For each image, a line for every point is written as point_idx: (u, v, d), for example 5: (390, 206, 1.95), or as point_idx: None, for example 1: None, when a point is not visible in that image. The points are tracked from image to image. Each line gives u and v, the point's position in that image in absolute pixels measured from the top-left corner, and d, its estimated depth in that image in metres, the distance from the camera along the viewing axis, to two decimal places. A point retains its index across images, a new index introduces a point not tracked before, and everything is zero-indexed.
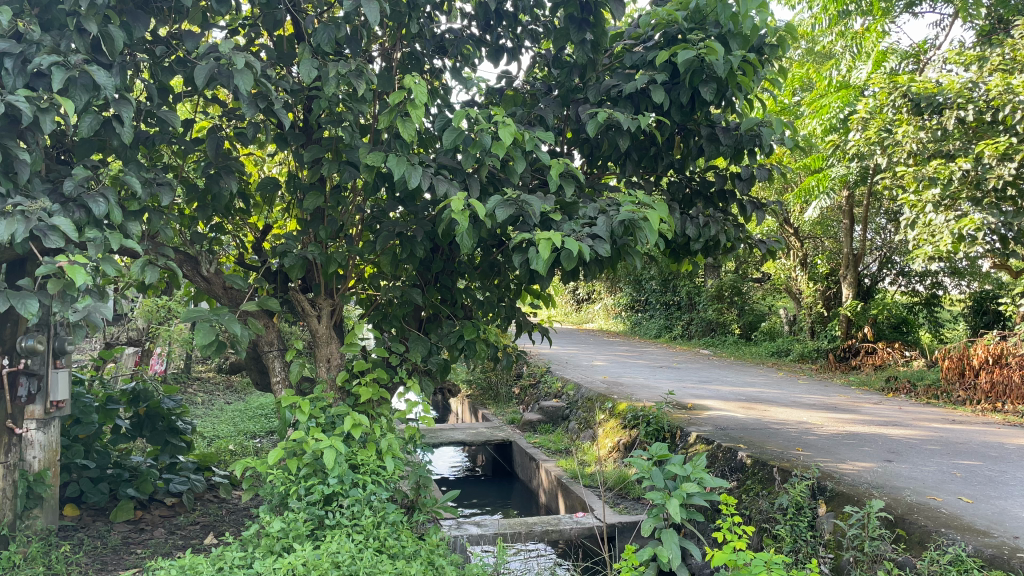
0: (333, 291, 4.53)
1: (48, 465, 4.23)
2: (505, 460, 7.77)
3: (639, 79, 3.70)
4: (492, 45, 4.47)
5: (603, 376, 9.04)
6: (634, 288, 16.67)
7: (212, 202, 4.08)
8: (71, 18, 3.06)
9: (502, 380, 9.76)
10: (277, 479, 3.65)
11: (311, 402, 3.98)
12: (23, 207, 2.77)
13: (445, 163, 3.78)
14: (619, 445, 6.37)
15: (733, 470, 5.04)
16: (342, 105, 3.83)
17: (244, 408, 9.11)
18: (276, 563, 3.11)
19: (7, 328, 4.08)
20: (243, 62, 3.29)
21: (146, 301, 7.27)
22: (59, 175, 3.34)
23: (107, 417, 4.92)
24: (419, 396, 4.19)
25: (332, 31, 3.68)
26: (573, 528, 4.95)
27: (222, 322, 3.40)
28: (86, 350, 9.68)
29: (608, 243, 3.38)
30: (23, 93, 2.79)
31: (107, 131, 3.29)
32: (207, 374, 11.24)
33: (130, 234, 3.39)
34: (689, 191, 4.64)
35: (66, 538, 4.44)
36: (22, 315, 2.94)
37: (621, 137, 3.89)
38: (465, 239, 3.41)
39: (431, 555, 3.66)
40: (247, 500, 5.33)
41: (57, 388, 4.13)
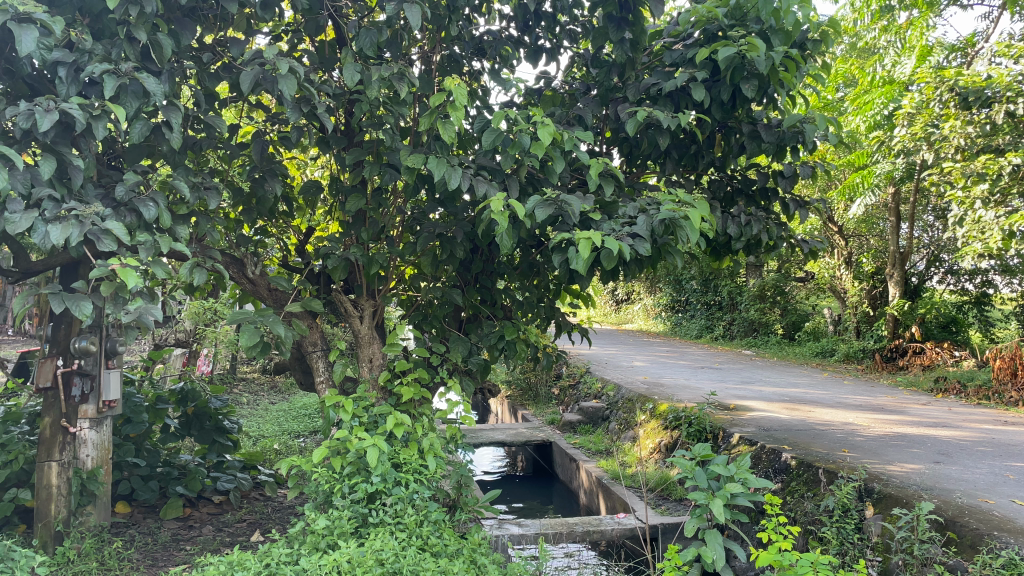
0: (375, 292, 4.60)
1: (100, 463, 4.33)
2: (545, 461, 7.79)
3: (679, 78, 3.68)
4: (531, 46, 4.48)
5: (643, 377, 9.01)
6: (674, 288, 16.55)
7: (256, 205, 4.16)
8: (121, 27, 3.14)
9: (542, 381, 9.78)
10: (321, 477, 3.71)
11: (355, 401, 4.03)
12: (78, 211, 2.85)
13: (484, 164, 3.80)
14: (660, 446, 6.34)
15: (777, 471, 4.99)
16: (382, 108, 3.88)
17: (288, 408, 9.25)
18: (321, 560, 3.15)
19: (62, 328, 4.18)
20: (287, 67, 3.36)
21: (193, 303, 7.44)
22: (111, 180, 3.43)
23: (157, 417, 5.04)
24: (461, 396, 4.22)
25: (374, 35, 3.72)
26: (614, 529, 4.93)
27: (266, 324, 3.46)
28: (136, 350, 9.93)
29: (648, 242, 3.36)
30: (77, 101, 2.87)
31: (158, 137, 3.38)
32: (252, 374, 11.45)
33: (179, 238, 3.47)
34: (731, 189, 4.61)
35: (118, 534, 4.56)
36: (76, 316, 3.02)
37: (661, 135, 3.87)
38: (505, 240, 3.42)
39: (473, 554, 3.67)
40: (292, 498, 5.42)
41: (109, 388, 4.24)
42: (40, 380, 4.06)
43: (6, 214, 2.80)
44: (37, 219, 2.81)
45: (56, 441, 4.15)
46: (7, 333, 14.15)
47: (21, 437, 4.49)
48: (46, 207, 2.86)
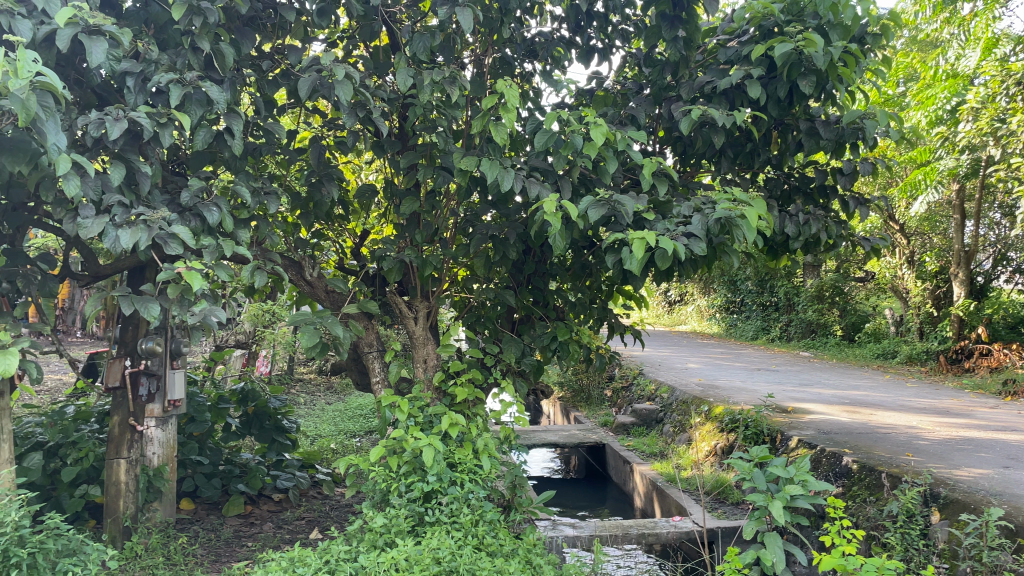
0: (429, 293, 4.63)
1: (166, 460, 4.50)
2: (599, 463, 7.76)
3: (734, 75, 3.63)
4: (583, 47, 4.48)
5: (698, 378, 8.93)
6: (728, 289, 16.30)
7: (313, 208, 4.25)
8: (186, 38, 3.25)
9: (594, 383, 9.75)
10: (379, 476, 3.77)
11: (410, 401, 4.08)
12: (146, 217, 2.94)
13: (536, 165, 3.81)
14: (717, 449, 6.25)
15: (838, 475, 4.88)
16: (435, 111, 3.92)
17: (343, 408, 9.40)
18: (379, 558, 3.20)
19: (130, 330, 4.31)
20: (344, 73, 3.43)
21: (252, 306, 7.62)
22: (176, 186, 3.54)
23: (219, 416, 5.18)
24: (515, 398, 4.23)
25: (427, 40, 3.77)
26: (670, 532, 4.86)
27: (324, 325, 3.53)
28: (198, 352, 10.20)
29: (703, 242, 3.33)
30: (144, 110, 2.97)
31: (220, 144, 3.48)
32: (308, 375, 11.67)
33: (241, 241, 3.56)
34: (788, 188, 4.51)
35: (183, 530, 4.69)
36: (145, 318, 3.13)
37: (716, 133, 3.83)
38: (558, 240, 3.42)
39: (529, 554, 3.68)
40: (349, 497, 5.51)
41: (174, 388, 4.38)
42: (109, 380, 4.19)
43: (79, 220, 2.91)
44: (108, 225, 2.91)
45: (124, 439, 4.27)
46: (76, 335, 14.66)
47: (91, 435, 4.66)
48: (116, 213, 2.96)
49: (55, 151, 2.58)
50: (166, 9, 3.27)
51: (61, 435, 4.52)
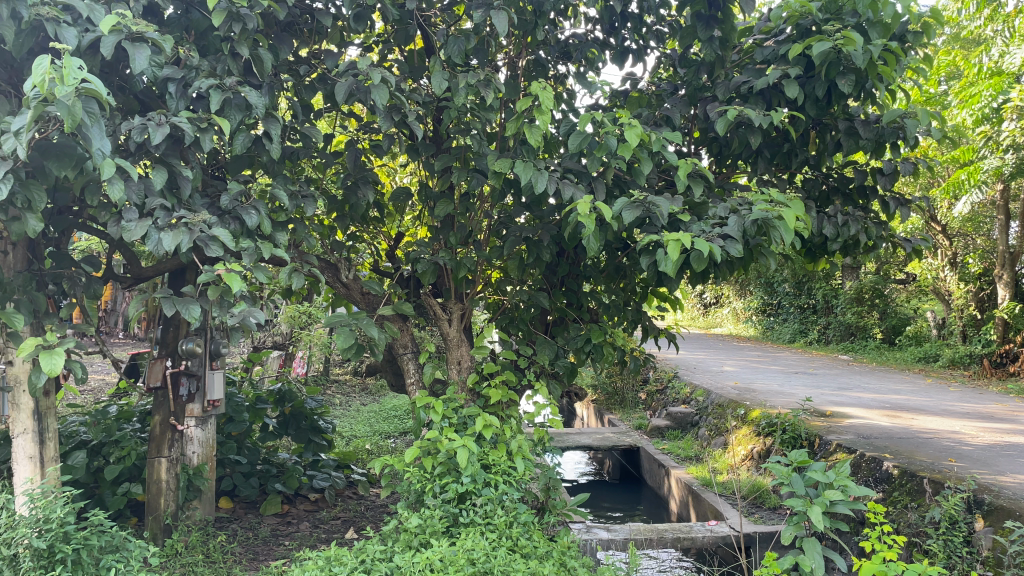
0: (463, 295, 4.65)
1: (205, 460, 4.64)
2: (633, 466, 7.71)
3: (771, 75, 3.60)
4: (617, 48, 4.46)
5: (734, 381, 8.83)
6: (765, 291, 16.09)
7: (349, 211, 4.29)
8: (225, 44, 3.31)
9: (628, 386, 9.71)
10: (413, 477, 3.79)
11: (444, 403, 4.10)
12: (188, 220, 2.99)
13: (570, 167, 3.81)
14: (753, 453, 6.18)
15: (878, 481, 4.79)
16: (470, 114, 3.94)
17: (378, 410, 9.47)
18: (414, 558, 3.22)
19: (171, 331, 4.37)
20: (380, 77, 3.46)
21: (289, 307, 7.72)
22: (215, 190, 3.60)
23: (257, 416, 5.26)
24: (548, 400, 4.23)
25: (462, 43, 3.79)
26: (706, 537, 4.82)
27: (360, 326, 3.56)
28: (236, 353, 10.35)
29: (740, 243, 3.30)
30: (186, 115, 3.03)
31: (258, 148, 3.53)
32: (344, 376, 11.79)
33: (278, 244, 3.61)
34: (826, 189, 4.46)
35: (222, 528, 4.77)
36: (186, 319, 3.19)
37: (752, 134, 3.79)
38: (592, 242, 3.41)
39: (563, 556, 3.67)
40: (384, 498, 5.54)
41: (214, 388, 4.47)
42: (152, 380, 4.17)
43: (123, 223, 2.97)
44: (151, 228, 2.97)
45: (166, 437, 4.31)
46: (119, 336, 14.98)
47: (133, 433, 4.77)
48: (159, 216, 3.02)
49: (100, 156, 2.64)
50: (205, 15, 3.33)
51: (104, 433, 4.62)
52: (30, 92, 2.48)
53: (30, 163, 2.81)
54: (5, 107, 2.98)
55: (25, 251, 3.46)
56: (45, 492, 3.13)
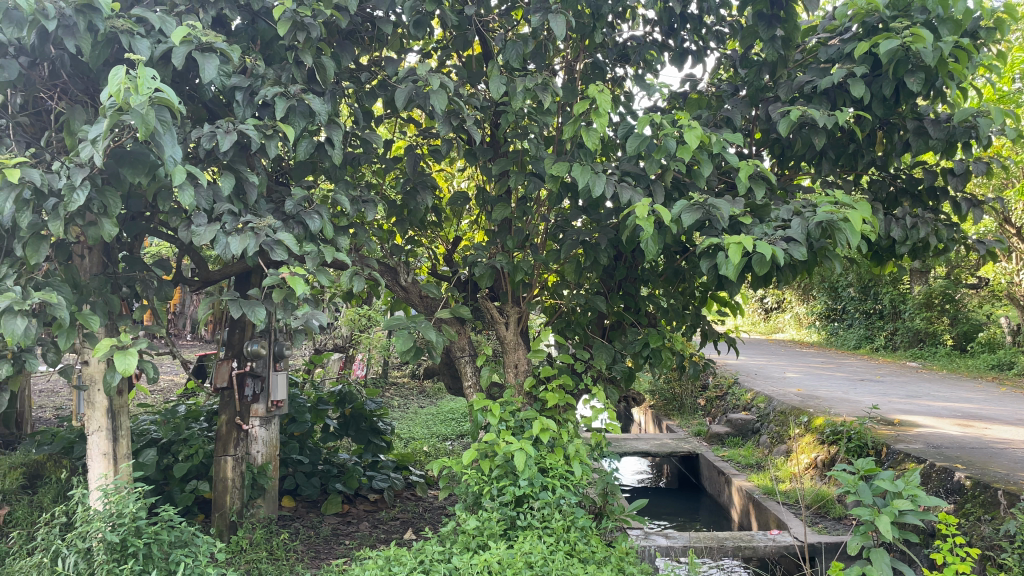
0: (520, 299, 4.65)
1: (269, 459, 4.77)
2: (692, 473, 7.61)
3: (836, 74, 3.52)
4: (676, 49, 4.41)
5: (797, 388, 8.62)
6: (829, 295, 15.68)
7: (408, 215, 4.35)
8: (291, 53, 3.40)
9: (687, 392, 9.57)
10: (471, 479, 3.81)
11: (502, 406, 4.11)
12: (254, 225, 3.07)
13: (628, 170, 3.78)
14: (817, 462, 6.01)
15: (949, 492, 4.62)
16: (528, 118, 3.95)
17: (436, 412, 9.55)
18: (473, 560, 3.24)
19: (236, 332, 4.48)
20: (439, 83, 3.50)
21: (349, 311, 7.85)
22: (280, 196, 3.69)
23: (319, 417, 5.37)
24: (606, 404, 4.20)
25: (519, 47, 3.80)
26: (768, 546, 4.73)
27: (419, 329, 3.59)
28: (297, 356, 10.55)
29: (803, 246, 3.23)
30: (252, 122, 3.12)
31: (321, 154, 3.61)
32: (401, 379, 11.92)
33: (340, 248, 3.68)
34: (894, 190, 4.32)
35: (285, 526, 4.87)
36: (251, 321, 3.28)
37: (816, 134, 3.71)
38: (651, 245, 3.37)
39: (622, 562, 3.64)
40: (442, 500, 5.59)
41: (277, 389, 4.48)
42: (218, 381, 4.33)
43: (193, 228, 3.07)
44: (219, 232, 3.06)
45: (231, 436, 4.43)
46: (187, 339, 15.44)
47: (200, 432, 4.91)
48: (226, 220, 3.11)
49: (172, 162, 2.73)
50: (271, 25, 3.43)
51: (173, 432, 4.77)
52: (106, 102, 2.57)
53: (106, 169, 2.92)
54: (83, 116, 3.10)
55: (101, 255, 3.60)
56: (118, 488, 3.24)
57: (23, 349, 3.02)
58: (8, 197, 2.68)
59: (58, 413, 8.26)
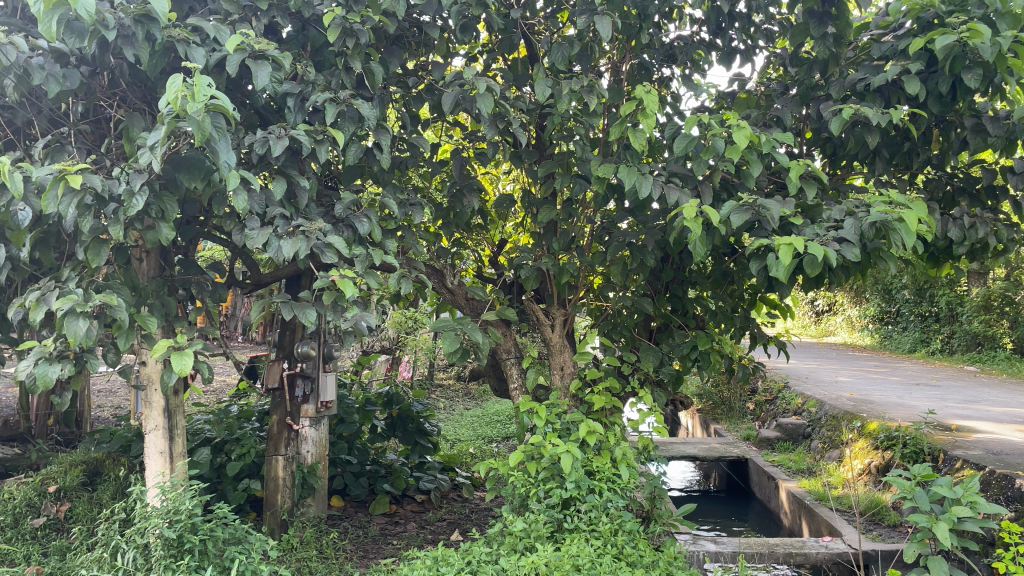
0: (565, 301, 4.65)
1: (319, 459, 4.83)
2: (742, 479, 7.52)
3: (890, 71, 3.44)
4: (724, 48, 4.37)
5: (850, 393, 8.42)
6: (883, 298, 15.29)
7: (454, 218, 4.39)
8: (340, 59, 3.46)
9: (735, 395, 9.44)
10: (518, 480, 3.82)
11: (548, 408, 4.10)
12: (306, 229, 3.13)
13: (675, 171, 3.75)
14: (871, 467, 5.87)
15: (1010, 500, 4.47)
16: (573, 120, 3.94)
17: (481, 414, 9.59)
18: (520, 562, 3.25)
19: (287, 334, 4.55)
20: (485, 86, 3.52)
21: (396, 313, 7.93)
22: (329, 200, 3.75)
23: (367, 417, 5.44)
24: (653, 407, 4.17)
25: (565, 49, 3.80)
26: (821, 553, 4.64)
27: (465, 330, 3.62)
28: (345, 358, 10.70)
29: (857, 247, 3.17)
30: (304, 128, 3.18)
31: (370, 159, 3.66)
32: (447, 381, 11.98)
33: (388, 251, 3.73)
34: (951, 189, 4.21)
35: (334, 526, 4.94)
36: (302, 323, 3.33)
37: (870, 133, 3.64)
38: (698, 246, 3.34)
39: (670, 567, 3.61)
40: (488, 501, 5.61)
41: (326, 390, 4.56)
42: (269, 381, 4.38)
43: (246, 232, 3.14)
44: (271, 236, 3.13)
45: (282, 436, 4.51)
46: (238, 340, 15.77)
47: (252, 432, 5.02)
48: (279, 224, 3.17)
49: (227, 168, 2.80)
50: (322, 32, 3.50)
51: (226, 432, 4.89)
52: (165, 109, 2.64)
53: (163, 175, 3.00)
54: (141, 124, 3.19)
55: (157, 259, 3.71)
56: (175, 485, 3.33)
57: (84, 349, 3.11)
58: (71, 202, 2.77)
59: (117, 412, 8.53)
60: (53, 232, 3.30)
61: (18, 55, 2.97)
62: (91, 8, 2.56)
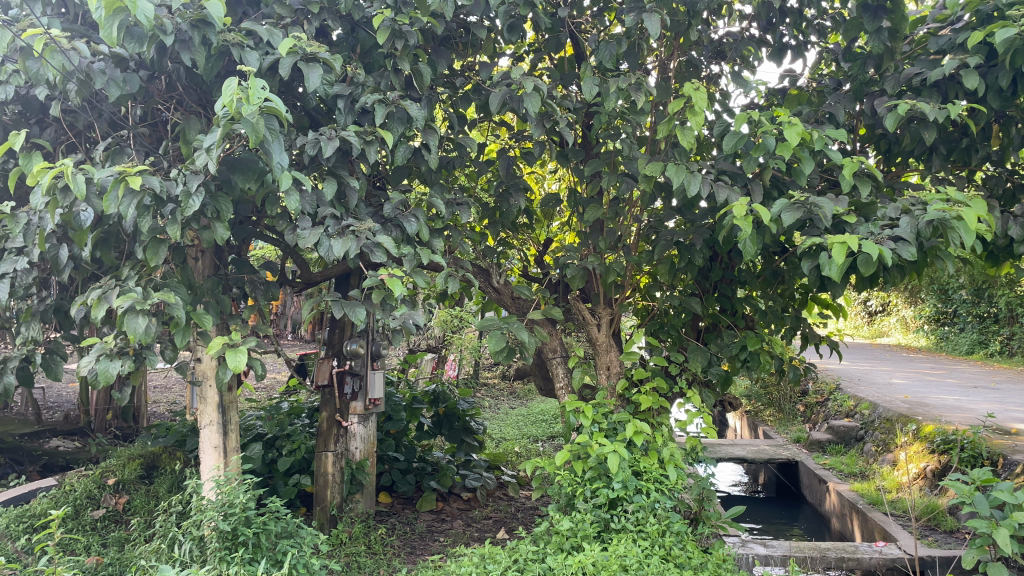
0: (612, 301, 4.63)
1: (366, 455, 4.89)
2: (791, 481, 7.41)
3: (947, 66, 3.36)
4: (774, 44, 4.30)
5: (905, 395, 8.22)
6: (938, 298, 14.86)
7: (500, 218, 4.40)
8: (389, 60, 3.50)
9: (785, 397, 9.28)
10: (565, 480, 3.82)
11: (594, 408, 4.09)
12: (355, 229, 3.17)
13: (724, 168, 3.70)
14: (926, 472, 5.73)
15: None
16: (620, 118, 3.92)
17: (526, 413, 9.61)
18: (567, 561, 3.25)
19: (336, 332, 4.60)
20: (532, 86, 3.52)
21: (442, 312, 7.99)
22: (378, 200, 3.80)
23: (414, 415, 5.50)
24: (701, 408, 4.12)
25: (613, 47, 3.78)
26: (875, 558, 4.54)
27: (511, 330, 3.62)
28: (392, 357, 10.84)
29: (913, 246, 3.10)
30: (354, 129, 3.23)
31: (418, 158, 3.70)
32: (492, 379, 12.05)
33: (435, 250, 3.76)
34: (1011, 186, 4.08)
35: (382, 522, 5.00)
36: (352, 321, 3.37)
37: (926, 129, 3.55)
38: (748, 245, 3.30)
39: (718, 569, 3.57)
40: (534, 500, 5.61)
41: (375, 387, 4.62)
42: (318, 378, 4.47)
43: (298, 232, 3.19)
44: (322, 235, 3.18)
45: (332, 433, 4.56)
46: (288, 339, 16.08)
47: (302, 428, 5.11)
48: (330, 224, 3.22)
49: (279, 169, 2.85)
50: (371, 34, 3.54)
51: (277, 428, 5.00)
52: (220, 112, 2.70)
53: (218, 176, 3.07)
54: (197, 126, 3.27)
55: (212, 258, 3.80)
56: (229, 479, 3.40)
57: (143, 346, 3.20)
58: (130, 203, 2.85)
59: (172, 408, 8.78)
60: (112, 232, 3.40)
61: (80, 60, 3.07)
62: (150, 13, 2.61)
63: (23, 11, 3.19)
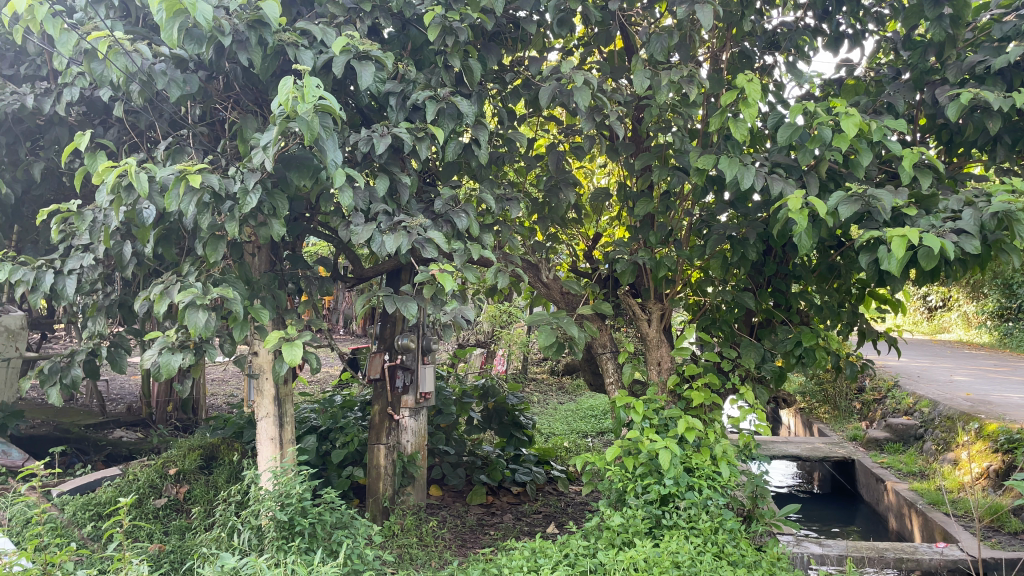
0: (663, 295, 4.59)
1: (417, 448, 4.91)
2: (847, 480, 7.27)
3: (1013, 53, 3.24)
4: (831, 33, 4.21)
5: (966, 394, 7.87)
6: (1002, 293, 14.36)
7: (550, 213, 4.39)
8: (440, 57, 3.53)
9: (841, 394, 9.07)
10: (615, 476, 3.81)
11: (645, 403, 4.05)
12: (408, 224, 3.20)
13: (779, 161, 3.64)
14: (989, 472, 5.55)
15: None
16: (671, 111, 3.87)
17: (576, 408, 9.59)
18: (619, 556, 3.24)
19: (388, 327, 4.67)
20: (582, 80, 3.50)
21: (491, 306, 8.02)
22: (429, 196, 3.83)
23: (464, 410, 5.53)
24: (754, 405, 4.04)
25: (664, 40, 3.74)
26: (935, 559, 4.43)
27: (561, 325, 3.62)
28: (443, 350, 10.91)
29: (977, 239, 2.99)
30: (405, 125, 3.26)
31: (468, 154, 3.72)
32: (541, 374, 12.05)
33: (485, 246, 3.78)
34: None
35: (434, 514, 5.05)
36: (403, 316, 3.34)
37: (990, 118, 3.43)
38: (804, 239, 3.24)
39: (773, 567, 3.52)
40: (584, 495, 5.61)
41: (425, 381, 4.54)
42: (370, 372, 4.52)
43: (351, 227, 3.22)
44: (375, 231, 3.20)
45: (383, 426, 4.66)
46: (341, 333, 16.33)
47: (355, 421, 5.20)
48: (382, 220, 3.26)
49: (334, 166, 2.90)
50: (422, 32, 3.58)
51: (331, 420, 5.09)
52: (276, 111, 2.75)
53: (274, 174, 3.13)
54: (253, 125, 3.34)
55: (268, 254, 3.88)
56: (286, 470, 3.47)
57: (203, 340, 3.29)
58: (190, 201, 2.93)
59: (230, 401, 8.99)
60: (173, 229, 3.49)
61: (143, 61, 3.16)
62: (209, 15, 2.68)
63: (88, 15, 3.29)
